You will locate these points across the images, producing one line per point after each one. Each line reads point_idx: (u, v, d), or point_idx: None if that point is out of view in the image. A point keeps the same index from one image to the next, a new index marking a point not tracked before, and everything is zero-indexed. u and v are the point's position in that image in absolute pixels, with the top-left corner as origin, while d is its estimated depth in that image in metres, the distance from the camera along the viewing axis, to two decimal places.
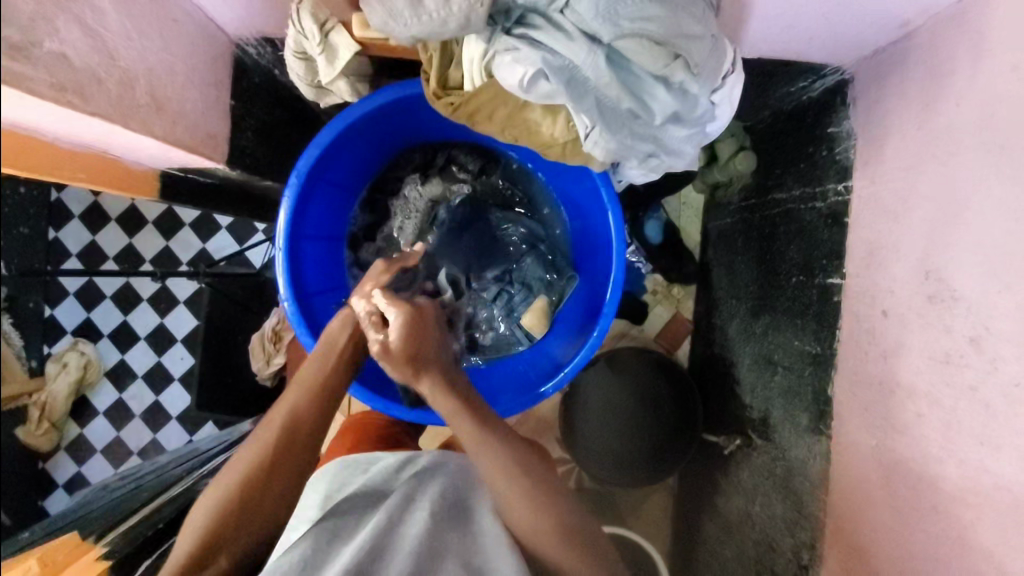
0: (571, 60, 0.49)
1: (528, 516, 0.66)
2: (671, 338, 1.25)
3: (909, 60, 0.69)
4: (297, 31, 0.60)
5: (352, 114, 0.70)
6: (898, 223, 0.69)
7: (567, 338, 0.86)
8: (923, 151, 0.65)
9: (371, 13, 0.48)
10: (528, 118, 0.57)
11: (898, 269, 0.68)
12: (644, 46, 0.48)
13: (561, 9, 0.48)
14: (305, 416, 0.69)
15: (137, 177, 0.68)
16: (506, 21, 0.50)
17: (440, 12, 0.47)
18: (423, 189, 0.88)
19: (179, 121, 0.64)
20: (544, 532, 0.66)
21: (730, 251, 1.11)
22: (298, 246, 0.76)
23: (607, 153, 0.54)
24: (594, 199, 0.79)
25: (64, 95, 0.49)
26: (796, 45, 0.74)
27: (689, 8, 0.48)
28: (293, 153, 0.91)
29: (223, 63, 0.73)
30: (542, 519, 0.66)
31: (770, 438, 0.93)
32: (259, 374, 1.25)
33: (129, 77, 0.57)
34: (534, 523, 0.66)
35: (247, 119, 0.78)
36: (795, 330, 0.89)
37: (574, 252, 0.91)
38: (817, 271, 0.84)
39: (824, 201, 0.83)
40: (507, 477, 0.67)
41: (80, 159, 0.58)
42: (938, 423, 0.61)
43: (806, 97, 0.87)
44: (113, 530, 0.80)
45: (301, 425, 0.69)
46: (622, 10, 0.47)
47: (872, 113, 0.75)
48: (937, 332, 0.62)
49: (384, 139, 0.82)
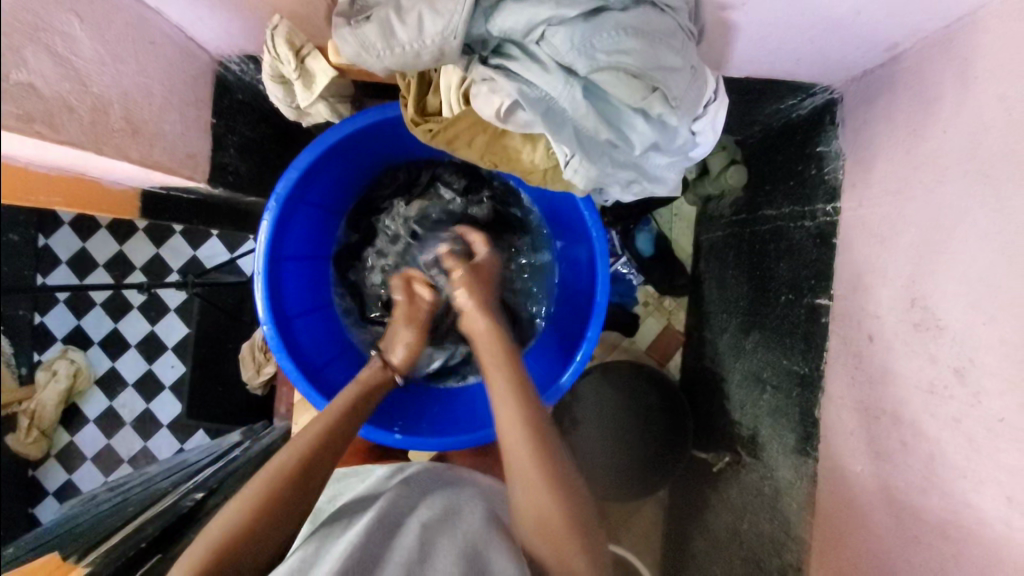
0: (547, 92, 0.48)
1: (547, 497, 0.64)
2: (661, 352, 1.24)
3: (896, 83, 0.68)
4: (272, 57, 0.59)
5: (333, 135, 0.69)
6: (885, 247, 0.68)
7: (548, 365, 0.84)
8: (909, 176, 0.65)
9: (343, 44, 0.46)
10: (508, 146, 0.56)
11: (884, 293, 0.68)
12: (621, 79, 0.46)
13: (536, 41, 0.47)
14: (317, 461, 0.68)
15: (114, 197, 0.68)
16: (483, 49, 0.49)
17: (414, 44, 0.46)
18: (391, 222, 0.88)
19: (156, 143, 0.64)
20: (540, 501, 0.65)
21: (721, 263, 1.10)
22: (279, 268, 0.76)
23: (588, 181, 0.53)
24: (576, 221, 0.77)
25: (33, 126, 0.48)
26: (784, 65, 0.73)
27: (667, 39, 0.46)
28: (278, 169, 0.90)
29: (204, 82, 0.73)
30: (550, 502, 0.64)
31: (758, 456, 0.93)
32: (250, 384, 1.23)
33: (102, 103, 0.55)
34: (552, 514, 0.64)
35: (230, 137, 0.78)
36: (783, 349, 0.88)
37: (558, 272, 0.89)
38: (805, 291, 0.84)
39: (813, 221, 0.82)
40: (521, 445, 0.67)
41: (58, 185, 0.59)
42: (922, 453, 0.61)
43: (796, 114, 0.86)
44: (96, 549, 0.81)
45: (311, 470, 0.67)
46: (597, 43, 0.45)
47: (860, 135, 0.74)
48: (922, 361, 0.61)
49: (367, 158, 0.81)
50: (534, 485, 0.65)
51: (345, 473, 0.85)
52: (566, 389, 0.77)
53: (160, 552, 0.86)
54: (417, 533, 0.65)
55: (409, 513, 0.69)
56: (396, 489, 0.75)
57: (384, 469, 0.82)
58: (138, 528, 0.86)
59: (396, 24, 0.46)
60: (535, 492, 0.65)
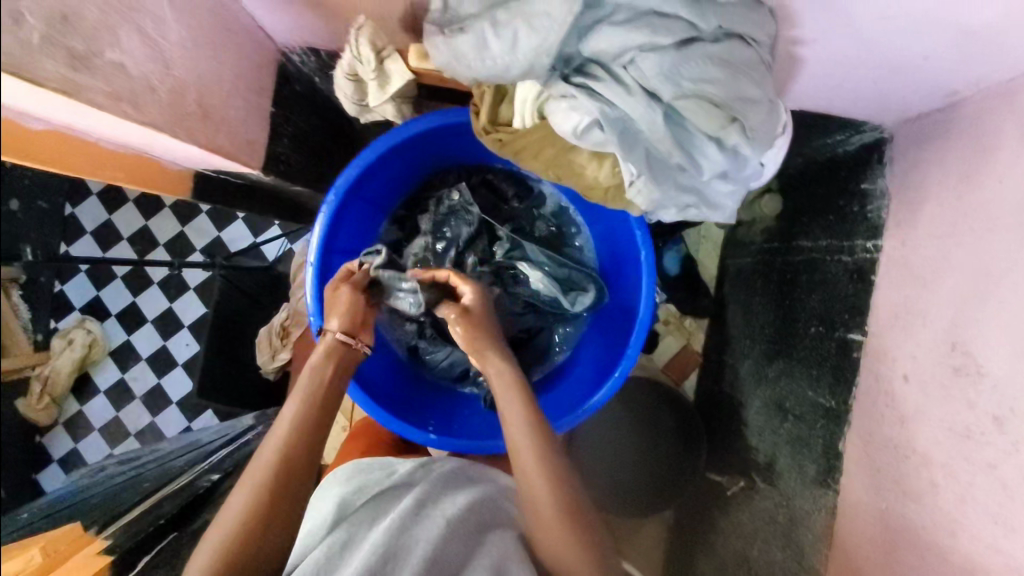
0: (627, 112, 0.48)
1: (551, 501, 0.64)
2: (679, 371, 1.25)
3: (952, 129, 0.69)
4: (352, 56, 0.60)
5: (396, 135, 0.70)
6: (928, 289, 0.69)
7: (581, 380, 0.83)
8: (958, 223, 0.66)
9: (435, 51, 0.48)
10: (573, 161, 0.56)
11: (923, 336, 0.68)
12: (703, 107, 0.47)
13: (624, 64, 0.47)
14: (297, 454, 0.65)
15: (174, 177, 0.70)
16: (565, 67, 0.50)
17: (505, 58, 0.47)
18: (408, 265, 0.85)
19: (222, 128, 0.64)
20: (550, 516, 0.63)
21: (748, 290, 1.11)
22: (329, 260, 0.77)
23: (649, 202, 0.54)
24: (627, 237, 0.77)
25: (119, 104, 0.49)
26: (839, 101, 0.74)
27: (749, 72, 0.47)
28: (324, 160, 0.92)
29: (268, 70, 0.74)
30: (561, 511, 0.63)
31: (774, 483, 0.94)
32: (265, 369, 1.32)
33: (181, 86, 0.56)
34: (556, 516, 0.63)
35: (285, 126, 0.79)
36: (810, 380, 0.89)
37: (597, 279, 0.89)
38: (837, 325, 0.84)
39: (851, 256, 0.84)
40: (535, 452, 0.65)
41: (121, 160, 0.62)
42: (952, 495, 0.62)
43: (841, 150, 0.87)
44: (115, 521, 0.82)
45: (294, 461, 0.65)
46: (685, 71, 0.46)
47: (909, 176, 0.75)
48: (959, 406, 0.62)
49: (423, 158, 0.82)
50: (540, 495, 0.64)
51: (366, 464, 0.83)
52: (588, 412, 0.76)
53: (175, 531, 0.88)
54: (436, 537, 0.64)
55: (435, 511, 0.70)
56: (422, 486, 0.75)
57: (408, 463, 0.82)
58: (157, 504, 0.88)
59: (490, 37, 0.46)
60: (537, 487, 0.64)
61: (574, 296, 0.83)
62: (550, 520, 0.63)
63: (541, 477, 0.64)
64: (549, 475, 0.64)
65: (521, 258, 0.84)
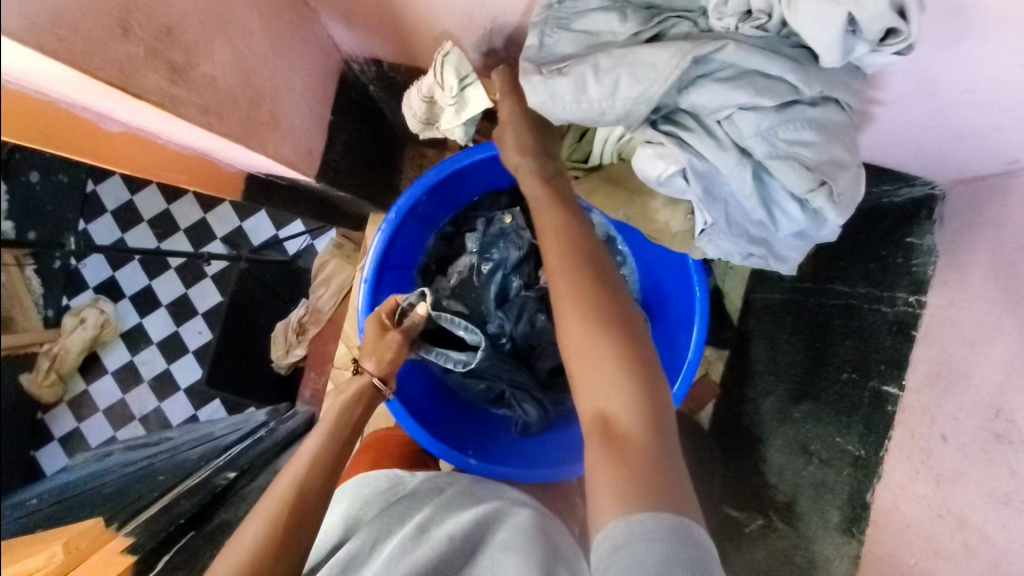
0: (716, 166, 0.49)
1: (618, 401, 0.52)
2: (695, 402, 1.25)
3: (1010, 195, 0.69)
4: (435, 80, 0.61)
5: (463, 159, 0.74)
6: (974, 352, 0.69)
7: None
8: (1010, 289, 0.66)
9: (532, 91, 0.49)
10: (648, 204, 0.57)
11: (966, 398, 0.69)
12: (795, 169, 0.47)
13: (720, 119, 0.48)
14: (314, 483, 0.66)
15: (227, 177, 0.69)
16: (656, 114, 0.50)
17: (603, 103, 0.47)
18: (452, 282, 0.88)
19: (289, 138, 0.64)
20: (587, 344, 0.53)
21: (775, 326, 1.11)
22: (382, 275, 0.81)
23: (720, 252, 0.55)
24: (679, 277, 0.76)
25: (207, 116, 0.49)
26: (898, 156, 0.74)
27: (843, 136, 0.48)
28: (370, 168, 0.91)
29: (332, 78, 0.74)
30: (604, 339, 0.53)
31: (794, 525, 0.94)
32: (278, 364, 1.42)
33: (259, 97, 0.56)
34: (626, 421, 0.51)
35: (340, 134, 0.79)
36: (838, 426, 0.89)
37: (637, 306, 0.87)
38: (871, 374, 0.85)
39: (891, 307, 0.84)
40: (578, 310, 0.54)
41: (184, 161, 0.61)
42: (986, 560, 0.62)
43: (887, 200, 0.87)
44: (137, 517, 0.82)
45: (311, 488, 0.66)
46: (783, 133, 0.47)
47: (960, 236, 0.75)
48: (1000, 473, 0.63)
49: (478, 181, 0.84)
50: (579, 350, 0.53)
51: (374, 477, 0.85)
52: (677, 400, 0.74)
53: (194, 530, 0.88)
54: (434, 559, 0.63)
55: (434, 530, 0.68)
56: (426, 504, 0.75)
57: (419, 477, 0.84)
58: (177, 502, 0.88)
59: (590, 81, 0.47)
60: (599, 389, 0.52)
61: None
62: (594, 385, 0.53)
63: (609, 371, 0.52)
64: (591, 317, 0.53)
65: None
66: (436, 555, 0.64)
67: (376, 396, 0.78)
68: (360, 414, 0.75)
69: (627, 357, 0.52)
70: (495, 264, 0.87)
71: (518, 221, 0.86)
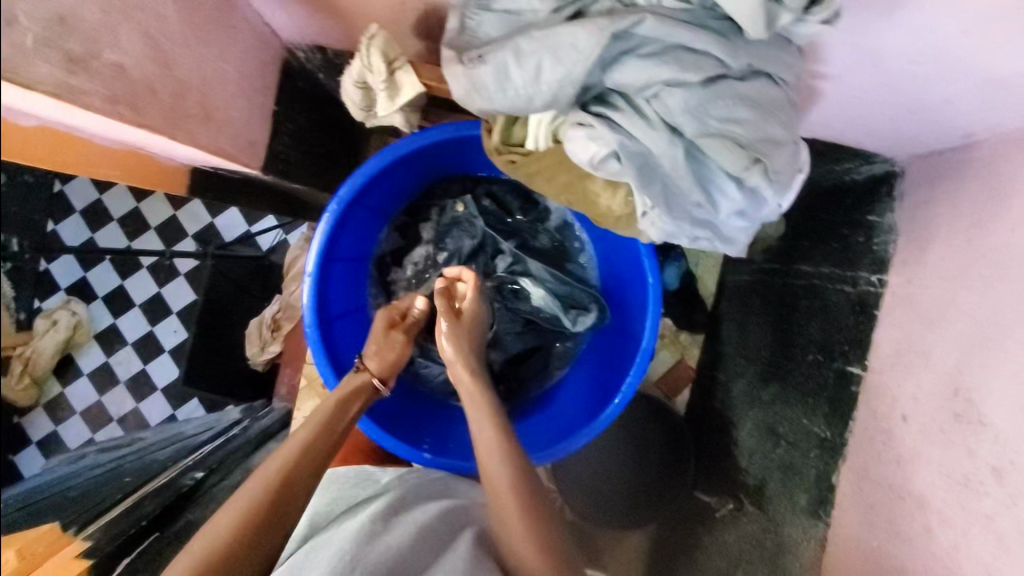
0: (647, 147, 0.48)
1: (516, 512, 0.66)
2: (670, 385, 1.24)
3: (967, 170, 0.68)
4: (364, 65, 0.60)
5: (404, 145, 0.69)
6: (933, 330, 0.68)
7: (579, 408, 0.81)
8: (968, 266, 0.65)
9: (454, 80, 0.49)
10: (588, 188, 0.55)
11: (926, 377, 0.68)
12: (727, 146, 0.45)
13: (648, 97, 0.46)
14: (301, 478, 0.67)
15: (166, 172, 0.67)
16: (585, 95, 0.49)
17: (529, 89, 0.46)
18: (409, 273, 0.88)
19: (225, 130, 0.62)
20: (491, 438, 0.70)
21: (744, 309, 1.11)
22: (329, 269, 0.76)
23: (661, 234, 0.54)
24: (634, 261, 0.75)
25: (117, 108, 0.47)
26: (854, 133, 0.73)
27: (778, 114, 0.47)
28: (325, 158, 0.90)
29: (272, 67, 0.71)
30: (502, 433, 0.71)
31: (763, 508, 0.94)
32: (254, 360, 1.31)
33: (184, 88, 0.54)
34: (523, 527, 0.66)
35: (287, 124, 0.76)
36: (805, 408, 0.89)
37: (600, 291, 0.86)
38: (836, 355, 0.84)
39: (854, 286, 0.83)
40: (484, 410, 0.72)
41: (113, 156, 0.59)
42: (946, 542, 0.61)
43: (848, 177, 0.86)
44: (96, 520, 0.80)
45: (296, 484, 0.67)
46: (713, 110, 0.45)
47: (919, 213, 0.74)
48: (959, 453, 0.62)
49: (427, 166, 0.80)
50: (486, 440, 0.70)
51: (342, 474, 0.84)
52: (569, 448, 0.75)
53: (157, 531, 0.87)
54: (404, 543, 0.65)
55: (404, 520, 0.70)
56: (393, 495, 0.76)
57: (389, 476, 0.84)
58: (139, 504, 0.86)
59: (512, 66, 0.46)
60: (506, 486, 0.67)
61: (575, 315, 0.83)
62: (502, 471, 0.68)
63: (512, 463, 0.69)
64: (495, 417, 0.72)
65: (523, 274, 0.84)
66: (407, 539, 0.66)
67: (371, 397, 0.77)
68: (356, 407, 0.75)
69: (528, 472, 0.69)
70: (449, 253, 0.86)
71: (471, 207, 0.85)
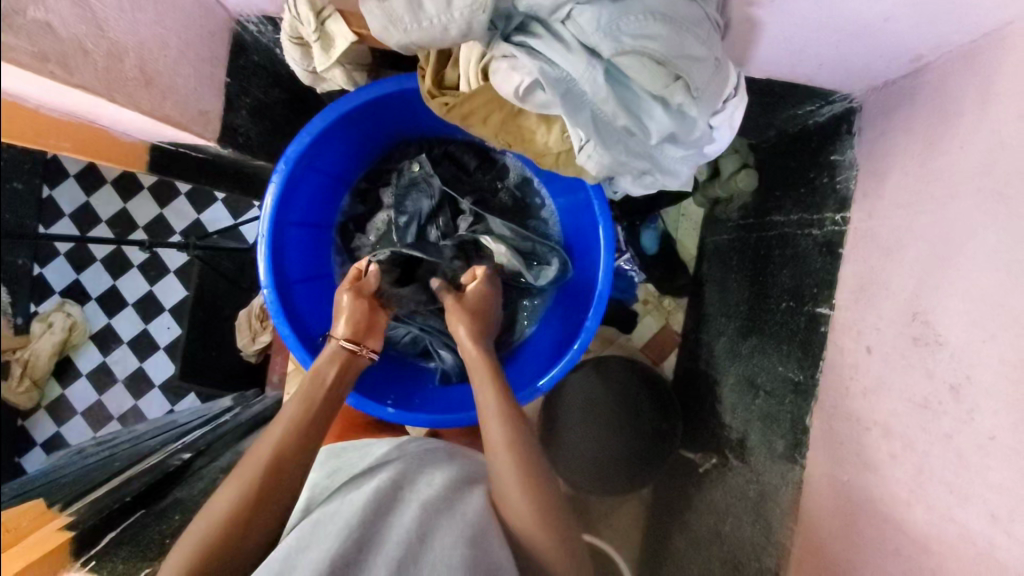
0: (568, 71, 0.51)
1: (526, 507, 0.67)
2: (658, 350, 1.24)
3: (918, 95, 0.67)
4: (293, 17, 0.62)
5: (347, 102, 0.73)
6: (891, 259, 0.68)
7: (547, 355, 0.87)
8: (921, 190, 0.65)
9: (370, 17, 0.50)
10: (522, 125, 0.59)
11: (886, 306, 0.67)
12: (644, 63, 0.49)
13: (562, 19, 0.50)
14: (290, 457, 0.68)
15: (123, 146, 0.64)
16: (506, 26, 0.52)
17: (442, 17, 0.49)
18: (373, 238, 0.93)
19: (169, 96, 0.64)
20: (497, 426, 0.72)
21: (724, 268, 1.10)
22: (283, 233, 0.80)
23: (601, 167, 0.57)
24: (587, 210, 0.81)
25: (47, 65, 0.49)
26: (805, 69, 0.72)
27: (694, 28, 0.50)
28: (288, 134, 0.91)
29: (221, 39, 0.73)
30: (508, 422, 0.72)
31: (745, 460, 0.93)
32: (246, 351, 1.32)
33: (118, 50, 0.57)
34: (533, 520, 0.66)
35: (243, 98, 0.78)
36: (780, 355, 0.88)
37: (563, 242, 0.93)
38: (806, 299, 0.84)
39: (820, 229, 0.83)
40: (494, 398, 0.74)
41: (65, 128, 0.55)
42: (910, 466, 0.61)
43: (813, 121, 0.86)
44: (82, 498, 0.76)
45: (286, 464, 0.67)
46: (625, 26, 0.49)
47: (876, 145, 0.74)
48: (919, 375, 0.61)
49: (381, 129, 0.86)
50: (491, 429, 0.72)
51: (342, 448, 0.86)
52: (540, 392, 0.82)
53: (143, 508, 0.87)
54: (414, 511, 0.65)
55: (409, 491, 0.70)
56: (395, 465, 0.75)
57: (383, 445, 0.83)
58: (127, 482, 0.84)
59: None
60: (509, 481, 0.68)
61: (538, 269, 0.89)
62: (503, 456, 0.69)
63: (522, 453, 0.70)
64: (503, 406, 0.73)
65: (484, 232, 0.88)
66: (416, 508, 0.65)
67: (354, 361, 0.79)
68: (338, 376, 0.76)
69: (537, 470, 0.69)
70: (407, 215, 0.90)
71: (423, 168, 0.89)
